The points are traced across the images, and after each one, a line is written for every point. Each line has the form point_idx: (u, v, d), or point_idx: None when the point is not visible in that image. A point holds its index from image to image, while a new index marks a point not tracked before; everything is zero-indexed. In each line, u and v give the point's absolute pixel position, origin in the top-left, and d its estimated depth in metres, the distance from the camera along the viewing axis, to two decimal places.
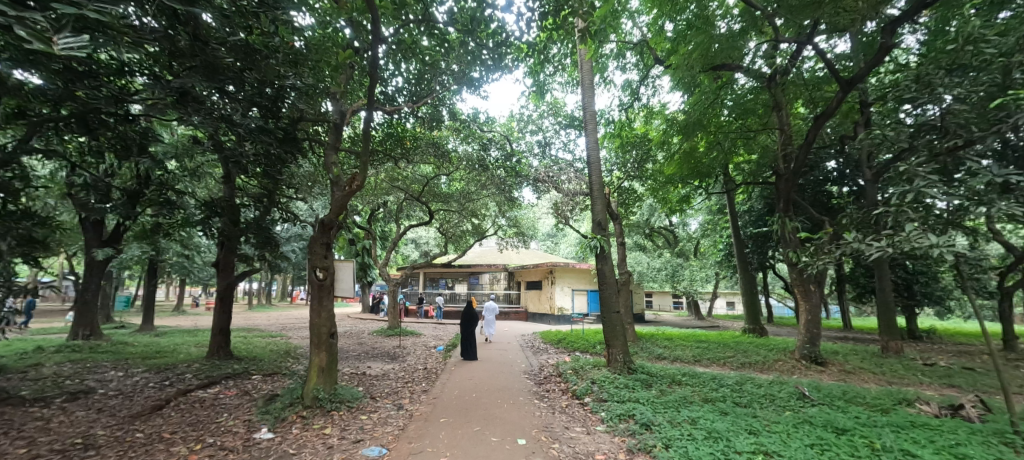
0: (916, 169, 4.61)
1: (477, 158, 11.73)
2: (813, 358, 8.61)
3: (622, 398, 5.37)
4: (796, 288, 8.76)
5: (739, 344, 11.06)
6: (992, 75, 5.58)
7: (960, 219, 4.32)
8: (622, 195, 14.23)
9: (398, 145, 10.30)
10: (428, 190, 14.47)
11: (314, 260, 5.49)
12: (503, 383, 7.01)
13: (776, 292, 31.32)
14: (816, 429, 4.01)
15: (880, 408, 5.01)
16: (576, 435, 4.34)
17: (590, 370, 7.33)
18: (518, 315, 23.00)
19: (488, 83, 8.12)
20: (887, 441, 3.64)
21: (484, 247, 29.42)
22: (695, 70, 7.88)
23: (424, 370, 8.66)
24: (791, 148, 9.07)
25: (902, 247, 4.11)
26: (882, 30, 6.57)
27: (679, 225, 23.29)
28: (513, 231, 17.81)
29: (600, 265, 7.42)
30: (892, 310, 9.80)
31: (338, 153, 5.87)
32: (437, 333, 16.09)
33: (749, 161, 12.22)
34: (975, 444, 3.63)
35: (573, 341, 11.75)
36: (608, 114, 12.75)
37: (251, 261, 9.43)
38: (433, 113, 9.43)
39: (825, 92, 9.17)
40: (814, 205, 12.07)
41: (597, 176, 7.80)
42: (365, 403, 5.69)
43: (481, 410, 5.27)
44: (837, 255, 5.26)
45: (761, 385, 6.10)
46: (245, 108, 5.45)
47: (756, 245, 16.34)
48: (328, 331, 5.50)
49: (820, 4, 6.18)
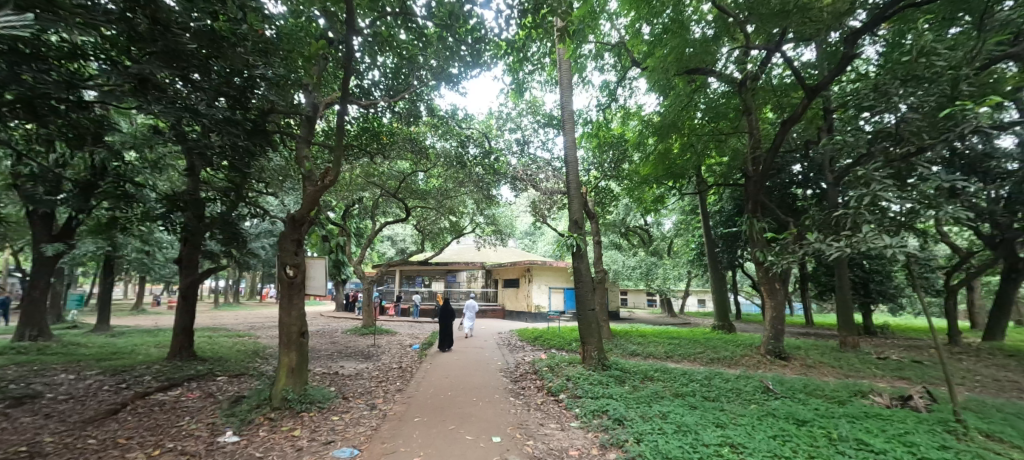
0: (873, 174, 4.85)
1: (455, 155, 11.68)
2: (777, 353, 8.96)
3: (595, 395, 5.45)
4: (762, 286, 9.08)
5: (709, 341, 11.37)
6: (942, 86, 5.93)
7: (913, 221, 4.59)
8: (598, 195, 14.46)
9: (375, 141, 10.03)
10: (405, 186, 14.31)
11: (284, 257, 5.31)
12: (478, 381, 7.02)
13: (744, 290, 32.54)
14: (779, 421, 4.19)
15: (838, 400, 5.27)
16: (550, 432, 4.39)
17: (565, 367, 7.42)
18: (495, 313, 22.99)
19: (466, 79, 8.08)
20: (843, 431, 3.83)
21: (462, 245, 29.22)
22: (670, 73, 8.06)
23: (398, 369, 8.54)
24: (760, 151, 9.38)
25: (860, 248, 4.34)
26: (844, 40, 6.88)
27: (654, 225, 23.79)
28: (491, 229, 17.77)
29: (576, 263, 7.50)
30: (850, 307, 10.30)
31: (310, 147, 5.74)
32: (412, 332, 15.85)
33: (721, 163, 12.56)
34: (922, 433, 3.86)
35: (549, 339, 11.83)
36: (586, 114, 12.97)
37: (217, 257, 9.03)
38: (410, 109, 9.27)
39: (792, 99, 9.57)
40: (780, 206, 12.59)
41: (574, 175, 7.86)
42: (337, 403, 5.56)
43: (456, 409, 5.24)
44: (800, 255, 5.51)
45: (729, 380, 6.32)
46: (212, 97, 5.19)
47: (726, 245, 16.88)
48: (298, 330, 5.35)
49: (788, 13, 6.39)
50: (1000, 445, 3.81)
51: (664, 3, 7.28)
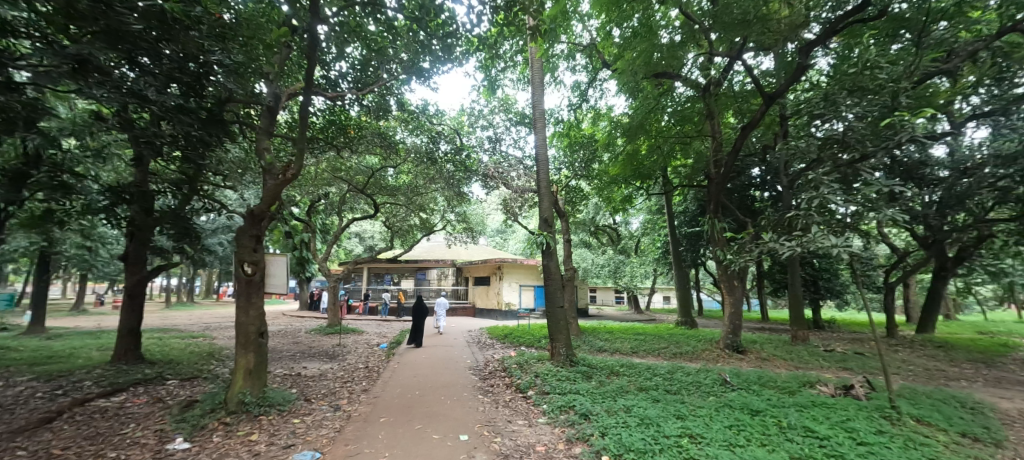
0: (823, 178, 5.17)
1: (425, 151, 11.50)
2: (735, 347, 9.38)
3: (562, 390, 5.53)
4: (721, 283, 9.50)
5: (673, 336, 11.76)
6: (884, 97, 6.39)
7: (858, 223, 4.92)
8: (569, 193, 14.64)
9: (341, 134, 9.72)
10: (374, 181, 13.96)
11: (241, 254, 5.06)
12: (446, 379, 6.98)
13: (706, 287, 33.90)
14: (734, 412, 4.39)
15: (788, 390, 5.60)
16: (518, 428, 4.42)
17: (533, 363, 7.49)
18: (465, 311, 22.87)
19: (438, 75, 7.96)
20: (792, 419, 4.07)
21: (433, 243, 28.85)
22: (638, 76, 8.27)
23: (364, 368, 8.36)
24: (721, 154, 9.78)
25: (809, 247, 4.64)
26: (799, 51, 7.26)
27: (622, 224, 24.32)
28: (462, 226, 17.61)
29: (546, 261, 7.57)
30: (801, 302, 10.93)
31: (271, 138, 5.51)
32: (380, 331, 15.49)
33: (686, 165, 13.00)
34: (862, 419, 4.16)
35: (519, 336, 11.89)
36: (558, 114, 13.13)
37: (168, 254, 8.49)
38: (379, 103, 9.03)
39: (751, 105, 10.04)
40: (740, 208, 13.20)
41: (545, 174, 7.93)
42: (299, 405, 5.38)
43: (424, 408, 5.17)
44: (756, 254, 5.83)
45: (689, 373, 6.56)
46: (163, 83, 4.83)
47: (690, 244, 17.52)
48: (257, 331, 5.12)
49: (748, 24, 6.74)
50: (928, 429, 4.17)
51: (633, 7, 7.43)
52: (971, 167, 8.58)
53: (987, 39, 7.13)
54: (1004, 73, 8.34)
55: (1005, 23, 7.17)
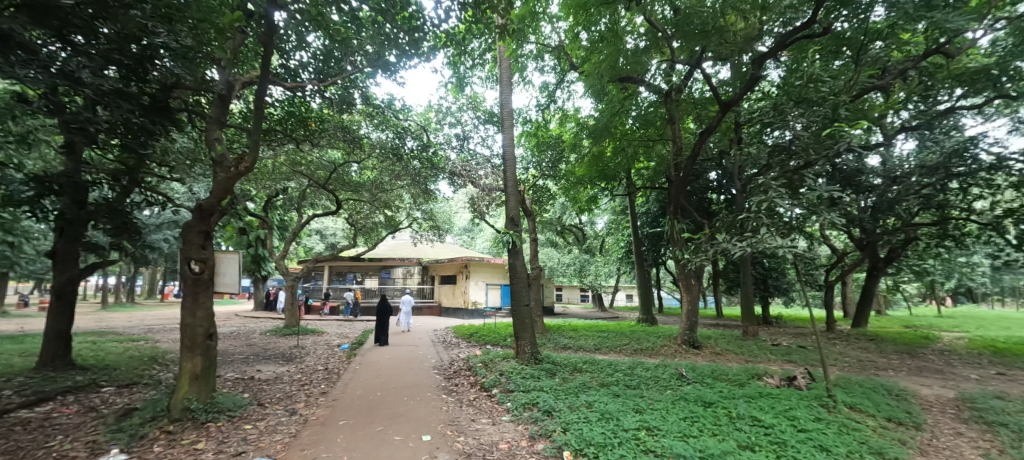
0: (771, 182, 5.50)
1: (391, 147, 11.12)
2: (691, 343, 9.79)
3: (527, 388, 5.58)
4: (680, 281, 9.91)
5: (635, 333, 12.13)
6: (826, 108, 6.87)
7: (802, 225, 5.26)
8: (536, 192, 14.77)
9: (301, 126, 9.32)
10: (336, 177, 13.50)
11: (187, 251, 4.75)
12: (409, 379, 6.88)
13: (666, 285, 35.18)
14: (689, 404, 4.60)
15: (739, 382, 5.93)
16: (482, 427, 4.42)
17: (498, 362, 7.50)
18: (431, 310, 22.56)
19: (404, 69, 7.78)
20: (741, 410, 4.31)
21: (398, 241, 28.30)
22: (604, 79, 8.47)
23: (323, 370, 8.08)
24: (681, 158, 10.17)
25: (759, 248, 4.94)
26: (752, 62, 7.67)
27: (588, 224, 24.79)
28: (428, 224, 17.35)
29: (512, 260, 7.60)
30: (752, 299, 11.58)
31: (222, 128, 5.22)
32: (341, 331, 15.00)
33: (649, 168, 13.46)
34: (803, 407, 4.47)
35: (484, 335, 11.88)
36: (526, 114, 13.23)
37: (104, 251, 7.83)
38: (343, 95, 8.72)
39: (708, 112, 10.52)
40: (698, 210, 13.80)
41: (512, 174, 7.97)
42: (251, 410, 5.12)
43: (385, 410, 5.07)
44: (712, 254, 6.14)
45: (648, 368, 6.79)
46: (100, 65, 4.44)
47: (652, 244, 18.13)
48: (205, 333, 4.83)
49: (706, 34, 7.11)
50: (859, 414, 4.55)
51: (600, 11, 7.58)
52: (900, 175, 9.44)
53: (915, 60, 7.83)
54: (928, 91, 9.19)
55: (929, 46, 7.90)
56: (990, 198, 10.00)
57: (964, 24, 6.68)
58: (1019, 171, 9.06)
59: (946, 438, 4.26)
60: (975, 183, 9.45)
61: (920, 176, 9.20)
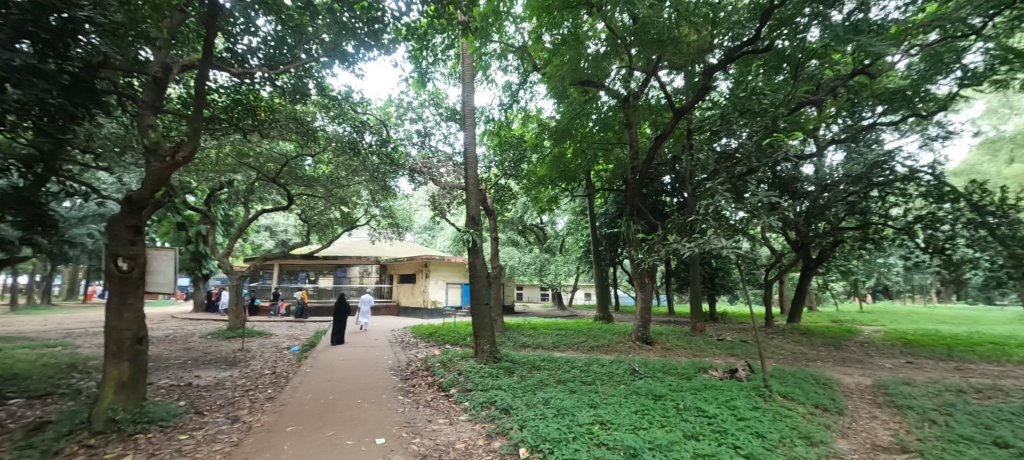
0: (717, 187, 5.85)
1: (348, 141, 10.72)
2: (644, 339, 10.17)
3: (485, 387, 5.58)
4: (635, 280, 10.25)
5: (591, 331, 12.45)
6: (768, 120, 7.38)
7: (745, 228, 5.63)
8: (498, 192, 14.78)
9: (249, 116, 8.76)
10: (288, 171, 12.84)
11: (113, 247, 4.33)
12: (364, 381, 6.67)
13: (622, 284, 36.39)
14: (640, 398, 4.80)
15: (686, 375, 6.25)
16: (437, 427, 4.37)
17: (457, 361, 7.45)
18: (389, 310, 21.95)
19: (363, 61, 7.50)
20: (688, 402, 4.54)
21: (355, 238, 27.35)
22: (566, 81, 8.63)
23: (270, 374, 7.66)
24: (637, 161, 10.55)
25: (707, 248, 5.25)
26: (703, 73, 8.09)
27: (548, 224, 25.10)
28: (387, 221, 16.89)
29: (472, 259, 7.56)
30: (700, 297, 12.21)
31: (157, 114, 4.86)
32: (291, 333, 14.28)
33: (607, 170, 13.85)
34: (742, 398, 4.77)
35: (443, 335, 11.75)
36: (489, 113, 13.21)
37: (12, 247, 6.97)
38: (296, 85, 8.30)
39: (663, 118, 10.97)
40: (652, 211, 14.39)
41: (473, 172, 7.93)
42: (187, 419, 4.76)
43: (336, 413, 4.88)
44: (664, 254, 6.44)
45: (604, 365, 7.00)
46: (12, 38, 3.91)
47: (609, 244, 18.71)
48: (133, 336, 4.45)
49: (661, 44, 7.49)
50: (790, 402, 4.93)
51: (563, 14, 7.68)
52: (830, 183, 10.32)
53: (843, 79, 8.59)
54: (855, 108, 10.13)
55: (856, 66, 8.70)
56: (903, 206, 11.17)
57: (885, 48, 7.41)
58: (927, 182, 10.32)
59: (863, 421, 4.72)
60: (892, 192, 10.53)
61: (847, 185, 10.12)
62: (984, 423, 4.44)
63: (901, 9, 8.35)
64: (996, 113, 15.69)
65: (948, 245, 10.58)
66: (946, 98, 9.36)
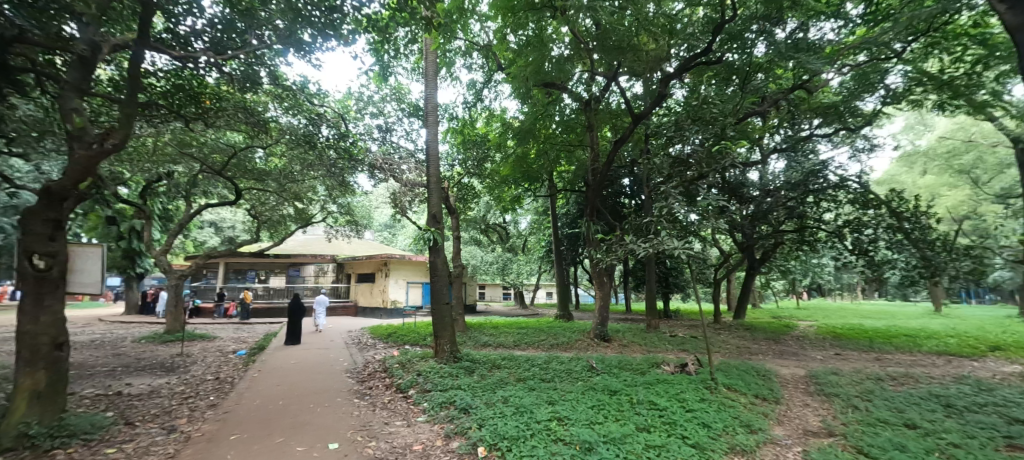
0: (670, 190, 6.14)
1: (303, 134, 10.23)
2: (602, 336, 10.46)
3: (444, 387, 5.53)
4: (593, 279, 10.51)
5: (552, 329, 12.64)
6: (718, 128, 7.83)
7: (695, 229, 5.95)
8: (460, 190, 14.67)
9: (193, 103, 8.17)
10: (235, 163, 12.09)
11: (27, 243, 3.90)
12: (317, 384, 6.39)
13: (582, 283, 37.21)
14: (597, 393, 4.94)
15: (640, 370, 6.51)
16: (395, 430, 4.28)
17: (416, 362, 7.33)
18: (346, 310, 21.17)
19: (320, 51, 7.18)
20: (641, 396, 4.73)
21: (309, 236, 26.17)
22: (530, 83, 8.71)
23: (213, 380, 7.19)
24: (598, 164, 10.84)
25: (660, 249, 5.50)
26: (660, 81, 8.44)
27: (511, 223, 25.20)
28: (345, 219, 16.30)
29: (433, 257, 7.45)
30: (655, 296, 12.71)
31: (83, 98, 4.40)
32: (237, 336, 13.45)
33: (569, 171, 14.12)
34: (691, 390, 5.04)
35: (403, 335, 11.51)
36: (452, 110, 13.07)
37: None
38: (245, 72, 7.82)
39: (623, 123, 11.34)
40: (611, 212, 14.83)
41: (435, 170, 7.82)
42: (116, 431, 4.36)
43: (286, 419, 4.66)
44: (621, 254, 6.68)
45: (563, 362, 7.15)
46: None
47: (570, 244, 19.07)
48: (52, 342, 4.03)
49: (622, 51, 7.75)
50: (734, 393, 5.26)
51: (528, 16, 7.69)
52: (772, 189, 11.11)
53: (785, 92, 9.24)
54: (794, 119, 10.94)
55: (796, 82, 9.39)
56: (834, 211, 12.17)
57: (821, 66, 8.06)
58: (855, 189, 11.35)
59: (796, 409, 5.13)
60: (825, 198, 11.47)
61: (787, 191, 10.90)
62: (897, 407, 4.95)
63: (835, 31, 9.16)
64: (913, 129, 17.52)
65: (871, 247, 11.66)
66: (872, 114, 10.29)
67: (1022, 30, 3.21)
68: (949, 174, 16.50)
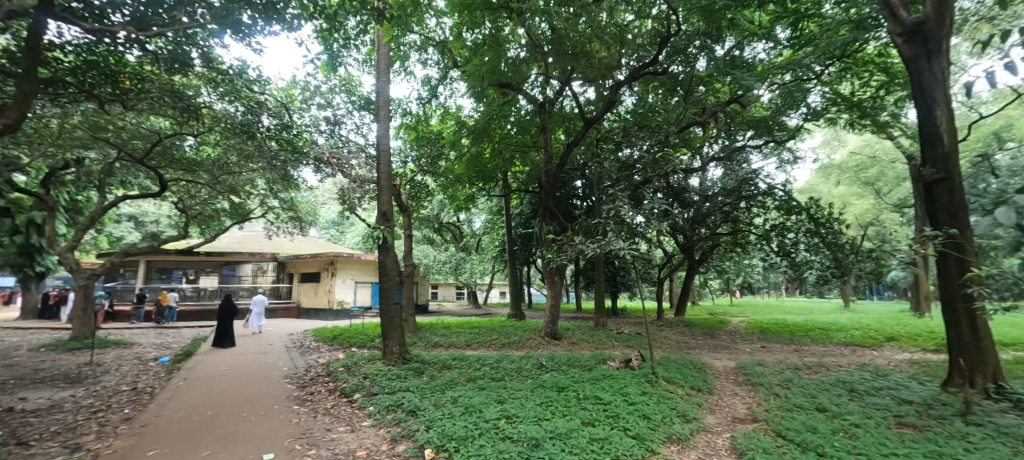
0: (617, 193, 6.42)
1: (241, 123, 9.53)
2: (553, 334, 10.65)
3: (392, 389, 5.38)
4: (545, 278, 10.70)
5: (504, 328, 12.70)
6: (662, 136, 8.28)
7: (641, 231, 6.26)
8: (413, 188, 14.33)
9: (110, 83, 7.34)
10: (160, 151, 11.01)
11: None
12: (251, 392, 5.96)
13: (535, 282, 37.78)
14: (546, 390, 5.05)
15: (588, 367, 6.73)
16: (337, 436, 4.11)
17: (363, 364, 7.07)
18: (287, 312, 19.98)
19: (263, 35, 6.76)
20: (587, 391, 4.90)
21: (247, 233, 24.37)
22: (486, 82, 8.69)
23: (130, 391, 6.49)
24: (551, 166, 11.06)
25: (607, 249, 5.75)
26: (610, 88, 8.76)
27: (465, 223, 25.03)
28: (288, 215, 15.36)
29: (382, 256, 7.22)
30: (603, 294, 13.16)
31: None
32: (159, 342, 12.23)
33: (523, 172, 14.28)
34: (634, 384, 5.30)
35: (350, 337, 11.04)
36: (406, 105, 12.74)
37: None
38: (174, 53, 7.16)
39: (575, 126, 11.64)
40: (563, 213, 15.18)
41: (387, 166, 7.60)
42: (4, 453, 3.81)
43: (216, 430, 4.32)
44: (570, 254, 6.89)
45: (513, 360, 7.21)
46: None
47: (523, 244, 19.29)
48: None
49: (575, 57, 7.97)
50: (672, 386, 5.59)
51: (484, 14, 7.66)
52: (710, 194, 11.92)
53: (723, 105, 9.95)
54: (731, 131, 11.81)
55: (732, 96, 10.15)
56: (763, 216, 13.26)
57: (753, 83, 8.78)
58: (780, 197, 12.45)
59: (726, 398, 5.55)
60: (756, 204, 12.48)
61: (723, 197, 11.73)
62: (810, 393, 5.50)
63: (766, 51, 10.00)
64: (829, 144, 19.51)
65: (793, 249, 12.58)
66: (796, 129, 11.35)
67: (913, 60, 5.51)
68: (857, 185, 18.61)
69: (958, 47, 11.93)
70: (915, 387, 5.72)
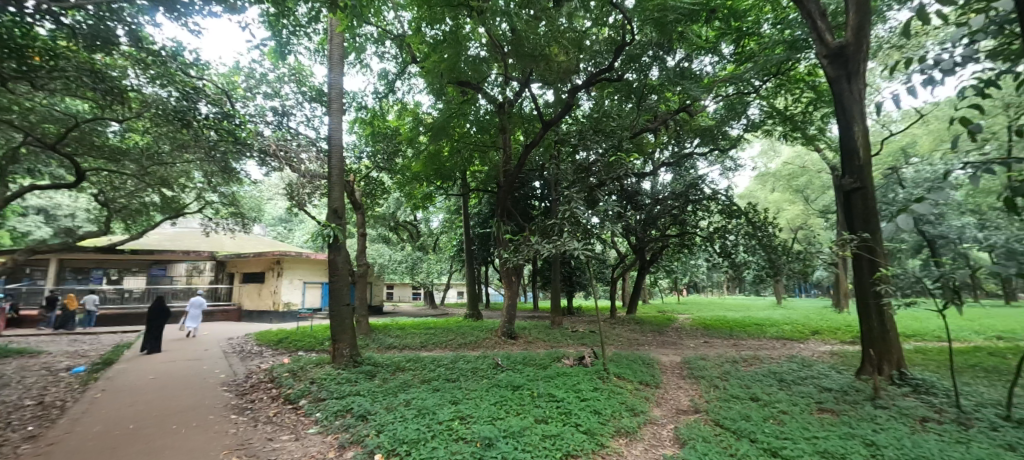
0: (572, 194, 6.58)
1: (174, 110, 8.75)
2: (509, 334, 10.69)
3: (341, 394, 5.17)
4: (502, 278, 10.72)
5: (460, 328, 12.60)
6: (616, 140, 8.59)
7: (595, 232, 6.45)
8: (368, 185, 13.86)
9: (14, 58, 6.49)
10: (77, 136, 9.88)
11: None
12: (182, 402, 5.50)
13: (493, 282, 37.85)
14: (500, 389, 5.07)
15: (543, 365, 6.83)
16: (280, 445, 3.90)
17: (310, 369, 6.75)
18: (225, 315, 18.61)
19: (200, 16, 6.26)
20: (541, 389, 4.98)
21: (180, 229, 22.42)
22: (445, 79, 8.58)
23: (34, 406, 5.76)
24: (509, 166, 11.12)
25: (562, 249, 5.88)
26: (568, 91, 8.96)
27: (422, 222, 24.61)
28: (228, 210, 14.32)
29: (333, 256, 6.93)
30: (559, 293, 13.39)
31: None
32: (73, 349, 10.96)
33: (481, 171, 14.26)
34: (586, 381, 5.45)
35: (296, 340, 10.47)
36: (360, 98, 12.31)
37: None
38: (95, 28, 6.45)
39: (534, 128, 11.78)
40: (521, 214, 15.28)
41: (339, 161, 7.31)
42: None
43: (139, 445, 3.94)
44: (527, 254, 6.96)
45: (469, 361, 7.16)
46: None
47: (481, 243, 19.24)
48: None
49: (534, 59, 8.08)
50: (622, 381, 5.80)
51: (444, 11, 7.55)
52: (660, 198, 12.49)
53: (672, 114, 10.47)
54: (679, 137, 12.44)
55: (681, 105, 10.70)
56: (708, 219, 14.08)
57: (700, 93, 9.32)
58: (723, 201, 13.29)
59: (672, 391, 5.85)
60: (701, 208, 13.24)
61: (672, 200, 12.32)
62: (746, 384, 5.92)
63: (711, 65, 10.66)
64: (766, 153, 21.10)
65: (733, 250, 13.46)
66: (737, 138, 12.17)
67: (836, 80, 6.06)
68: (789, 192, 20.28)
69: (873, 71, 13.34)
70: (834, 375, 6.32)
